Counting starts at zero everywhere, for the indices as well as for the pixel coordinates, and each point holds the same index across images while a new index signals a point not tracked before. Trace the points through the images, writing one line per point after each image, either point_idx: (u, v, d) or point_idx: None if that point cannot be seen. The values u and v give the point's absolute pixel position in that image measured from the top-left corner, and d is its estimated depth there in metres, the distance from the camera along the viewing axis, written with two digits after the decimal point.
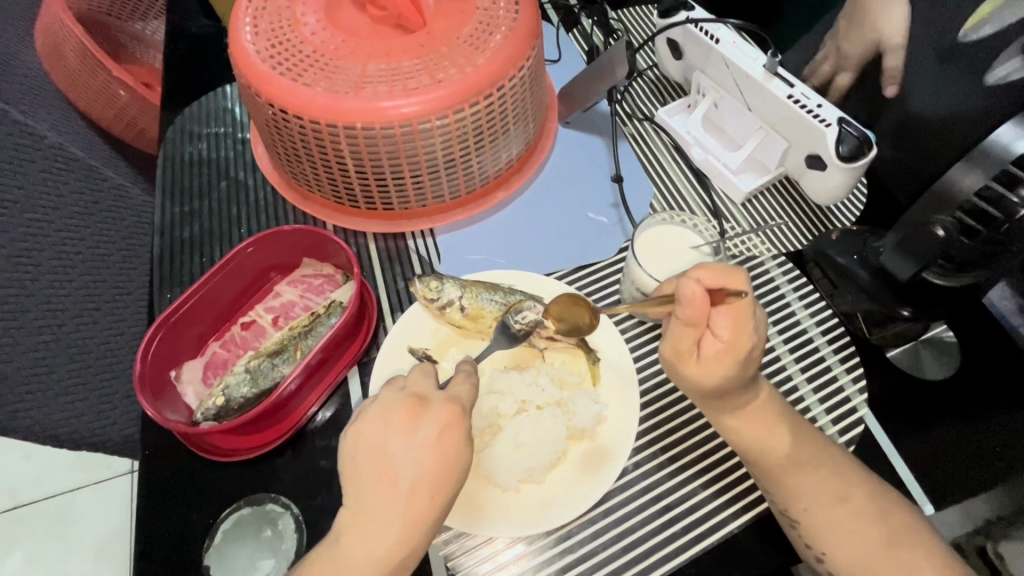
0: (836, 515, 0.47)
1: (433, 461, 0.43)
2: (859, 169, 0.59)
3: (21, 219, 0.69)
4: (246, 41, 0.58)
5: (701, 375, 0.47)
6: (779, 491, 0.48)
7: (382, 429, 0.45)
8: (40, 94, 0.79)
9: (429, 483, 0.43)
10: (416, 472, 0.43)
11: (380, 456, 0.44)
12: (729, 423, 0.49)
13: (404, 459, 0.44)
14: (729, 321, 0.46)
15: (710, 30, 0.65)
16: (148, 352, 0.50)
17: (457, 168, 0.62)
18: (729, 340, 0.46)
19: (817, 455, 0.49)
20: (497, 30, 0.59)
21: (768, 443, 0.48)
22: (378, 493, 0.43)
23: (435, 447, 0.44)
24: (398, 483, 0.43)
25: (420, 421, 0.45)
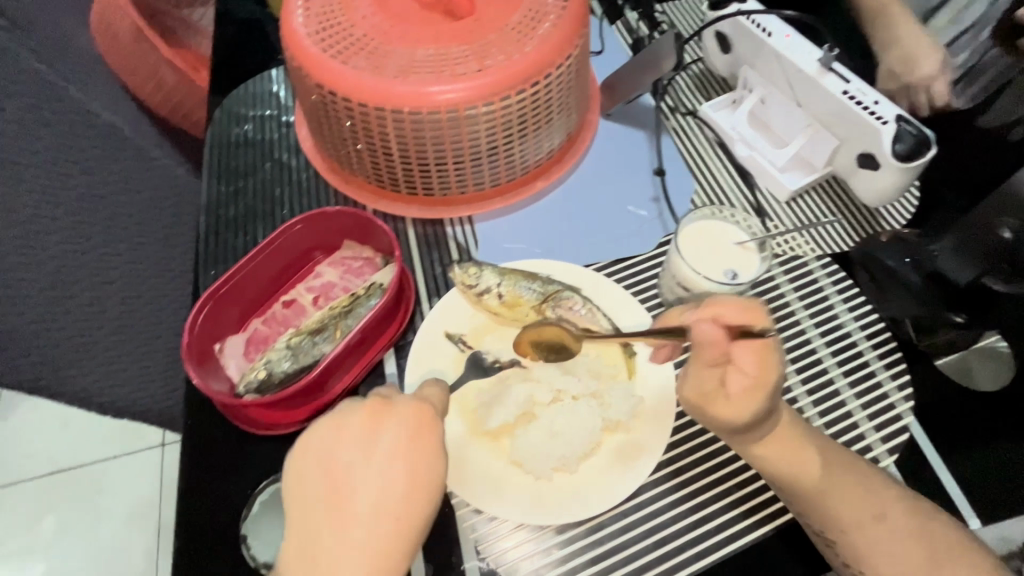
0: (876, 534, 0.46)
1: (396, 475, 0.41)
2: (916, 169, 0.57)
3: (75, 192, 0.72)
4: (298, 24, 0.58)
5: (730, 414, 0.44)
6: (814, 513, 0.46)
7: (332, 441, 0.42)
8: (95, 73, 0.82)
9: (388, 504, 0.40)
10: (376, 489, 0.41)
11: (334, 473, 0.42)
12: (759, 449, 0.47)
13: (360, 480, 0.41)
14: (753, 356, 0.44)
15: (763, 23, 0.64)
16: (195, 323, 0.52)
17: (499, 156, 0.62)
18: (756, 375, 0.44)
19: (850, 473, 0.47)
20: (546, 18, 0.58)
21: (800, 465, 0.46)
22: (331, 516, 0.40)
23: (399, 454, 0.42)
24: (353, 507, 0.40)
25: (380, 426, 0.42)
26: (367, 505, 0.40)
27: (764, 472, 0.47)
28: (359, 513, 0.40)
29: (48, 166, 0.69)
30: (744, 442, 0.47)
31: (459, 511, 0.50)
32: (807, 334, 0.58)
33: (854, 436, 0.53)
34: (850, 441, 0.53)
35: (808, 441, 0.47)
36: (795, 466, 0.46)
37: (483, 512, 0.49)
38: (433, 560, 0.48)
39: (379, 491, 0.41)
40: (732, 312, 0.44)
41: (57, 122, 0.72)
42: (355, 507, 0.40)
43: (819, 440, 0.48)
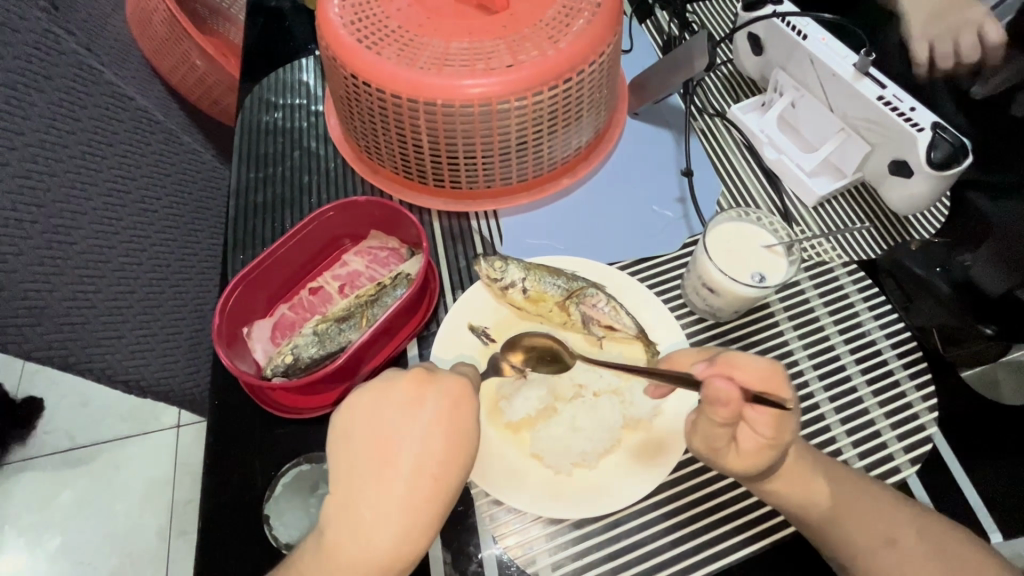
0: (894, 564, 0.45)
1: (440, 433, 0.42)
2: (950, 178, 0.56)
3: (108, 174, 0.73)
4: (334, 13, 0.59)
5: (740, 467, 0.45)
6: (826, 538, 0.46)
7: (378, 399, 0.43)
8: (129, 57, 0.83)
9: (434, 462, 0.41)
10: (419, 448, 0.41)
11: (379, 430, 0.42)
12: (768, 486, 0.46)
13: (407, 439, 0.42)
14: (768, 422, 0.43)
15: (798, 25, 0.63)
16: (226, 306, 0.53)
17: (528, 151, 0.62)
18: (770, 436, 0.43)
19: (863, 498, 0.47)
20: (580, 15, 0.58)
21: (809, 497, 0.46)
22: (373, 471, 0.41)
23: (444, 418, 0.42)
24: (399, 462, 0.41)
25: (425, 389, 0.43)
26: (411, 462, 0.41)
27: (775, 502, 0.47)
28: (401, 472, 0.41)
29: (83, 147, 0.70)
30: (753, 481, 0.47)
31: (478, 502, 0.50)
32: (831, 340, 0.58)
33: (876, 445, 0.53)
34: (872, 451, 0.53)
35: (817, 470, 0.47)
36: (802, 494, 0.46)
37: (503, 503, 0.50)
38: (452, 547, 0.49)
39: (422, 451, 0.41)
40: (751, 382, 0.42)
41: (92, 104, 0.73)
42: (399, 464, 0.41)
43: (830, 469, 0.48)
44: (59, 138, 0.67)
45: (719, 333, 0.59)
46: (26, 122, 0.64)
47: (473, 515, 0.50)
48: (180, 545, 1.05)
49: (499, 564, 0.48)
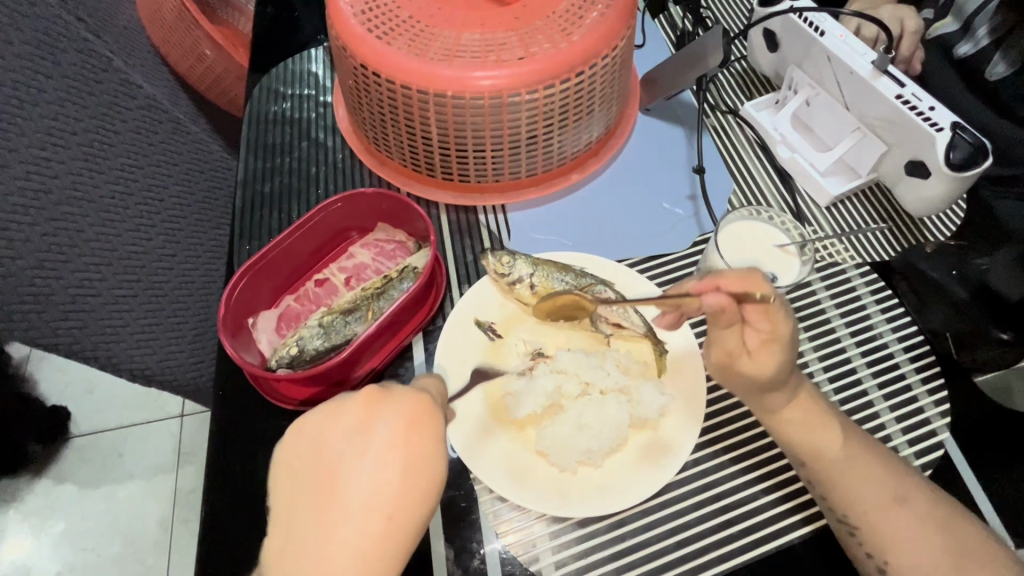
0: (897, 520, 0.45)
1: (390, 463, 0.39)
2: (969, 179, 0.55)
3: (116, 162, 0.73)
4: (344, 3, 0.58)
5: (756, 372, 0.45)
6: (838, 495, 0.46)
7: (327, 422, 0.42)
8: (138, 45, 0.82)
9: (383, 499, 0.39)
10: (366, 483, 0.39)
11: (325, 458, 0.41)
12: (781, 422, 0.47)
13: (354, 473, 0.39)
14: (760, 313, 0.45)
15: (815, 21, 0.62)
16: (231, 296, 0.53)
17: (537, 145, 0.61)
18: (769, 329, 0.45)
19: (872, 453, 0.47)
20: (593, 8, 0.58)
21: (818, 438, 0.46)
22: (316, 506, 0.39)
23: (393, 445, 0.40)
24: (344, 498, 0.39)
25: (376, 410, 0.41)
26: (357, 495, 0.39)
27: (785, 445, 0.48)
28: (347, 509, 0.38)
29: (91, 135, 0.70)
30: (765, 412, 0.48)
31: (481, 498, 0.50)
32: (842, 342, 0.57)
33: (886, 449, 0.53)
34: None
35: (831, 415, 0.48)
36: (814, 440, 0.46)
37: (507, 500, 0.49)
38: (455, 543, 0.49)
39: (369, 481, 0.39)
40: (735, 281, 0.44)
41: (101, 92, 0.73)
42: (343, 498, 0.39)
43: (843, 419, 0.48)
44: (68, 125, 0.67)
45: None
46: (35, 108, 0.64)
47: (476, 511, 0.50)
48: (183, 533, 1.06)
49: (501, 561, 0.48)
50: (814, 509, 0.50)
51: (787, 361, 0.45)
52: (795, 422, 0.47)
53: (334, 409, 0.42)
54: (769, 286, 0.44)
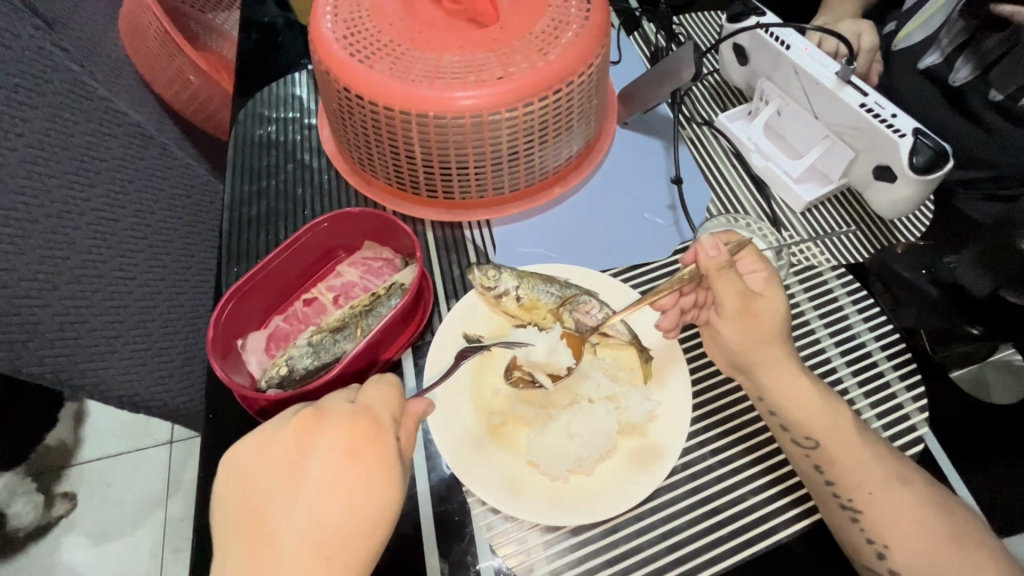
0: (898, 499, 0.47)
1: (325, 495, 0.42)
2: (933, 182, 0.57)
3: (102, 189, 0.73)
4: (326, 29, 0.60)
5: (773, 308, 0.50)
6: (843, 479, 0.48)
7: (260, 457, 0.44)
8: (121, 73, 0.83)
9: (320, 533, 0.41)
10: (304, 517, 0.41)
11: (255, 498, 0.42)
12: (790, 401, 0.49)
13: (290, 512, 0.41)
14: (752, 259, 0.53)
15: (781, 36, 0.65)
16: (220, 317, 0.53)
17: (519, 161, 0.63)
18: (764, 270, 0.52)
19: (866, 434, 0.49)
20: (569, 28, 0.60)
21: (812, 414, 0.49)
22: (247, 548, 0.41)
23: (329, 477, 0.42)
24: (280, 536, 0.41)
25: (309, 445, 0.43)
26: (298, 529, 0.41)
27: (796, 425, 0.49)
28: (286, 544, 0.41)
29: (77, 163, 0.70)
30: (772, 383, 0.50)
31: (475, 510, 0.50)
32: (822, 342, 0.59)
33: None
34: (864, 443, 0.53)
35: (822, 391, 0.50)
36: (824, 419, 0.49)
37: (501, 512, 0.50)
38: (449, 556, 0.49)
39: (305, 519, 0.41)
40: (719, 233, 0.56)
41: (87, 120, 0.73)
42: (280, 534, 0.41)
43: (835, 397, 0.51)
44: (53, 153, 0.68)
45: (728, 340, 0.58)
46: (20, 138, 0.64)
47: (470, 524, 0.50)
48: (175, 563, 1.04)
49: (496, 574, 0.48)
50: (804, 507, 0.51)
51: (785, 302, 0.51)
52: (797, 400, 0.49)
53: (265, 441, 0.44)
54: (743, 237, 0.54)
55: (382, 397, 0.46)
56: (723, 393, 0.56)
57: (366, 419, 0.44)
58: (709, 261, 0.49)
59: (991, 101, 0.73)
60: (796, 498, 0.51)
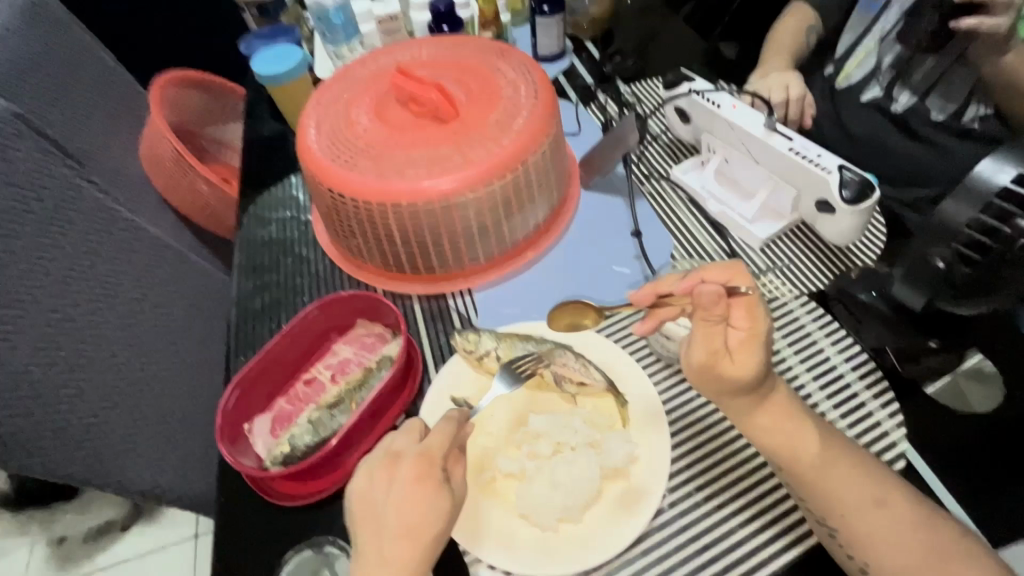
0: (879, 522, 0.48)
1: (394, 516, 0.47)
2: (866, 211, 0.63)
3: (126, 298, 0.81)
4: (312, 141, 0.69)
5: (738, 371, 0.49)
6: (822, 502, 0.49)
7: (368, 466, 0.50)
8: (141, 194, 0.94)
9: (412, 524, 0.47)
10: (399, 513, 0.47)
11: (364, 497, 0.49)
12: (761, 425, 0.51)
13: (389, 507, 0.48)
14: (742, 312, 0.51)
15: (712, 97, 0.73)
16: (227, 405, 0.58)
17: (490, 233, 0.70)
18: (748, 327, 0.50)
19: (850, 459, 0.50)
20: (520, 113, 0.68)
21: (796, 445, 0.50)
22: (364, 530, 0.48)
23: (418, 486, 0.48)
24: (385, 526, 0.47)
25: (403, 457, 0.49)
26: (392, 522, 0.47)
27: (768, 452, 0.51)
28: (388, 533, 0.47)
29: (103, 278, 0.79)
30: (746, 416, 0.51)
31: (473, 569, 0.52)
32: (794, 369, 0.61)
33: None
34: None
35: (804, 419, 0.52)
36: (796, 444, 0.50)
37: (495, 567, 0.51)
38: None
39: (399, 514, 0.47)
40: (718, 272, 0.52)
41: (111, 239, 0.82)
42: (384, 525, 0.47)
43: (820, 426, 0.52)
44: (83, 272, 0.76)
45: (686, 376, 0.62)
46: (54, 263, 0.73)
47: None
48: None
49: None
50: (792, 535, 0.51)
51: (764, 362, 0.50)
52: (769, 429, 0.51)
53: (372, 453, 0.50)
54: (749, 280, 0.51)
55: (439, 436, 0.50)
56: (702, 428, 0.58)
57: (444, 441, 0.50)
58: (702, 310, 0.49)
59: (935, 122, 0.79)
60: (783, 526, 0.52)
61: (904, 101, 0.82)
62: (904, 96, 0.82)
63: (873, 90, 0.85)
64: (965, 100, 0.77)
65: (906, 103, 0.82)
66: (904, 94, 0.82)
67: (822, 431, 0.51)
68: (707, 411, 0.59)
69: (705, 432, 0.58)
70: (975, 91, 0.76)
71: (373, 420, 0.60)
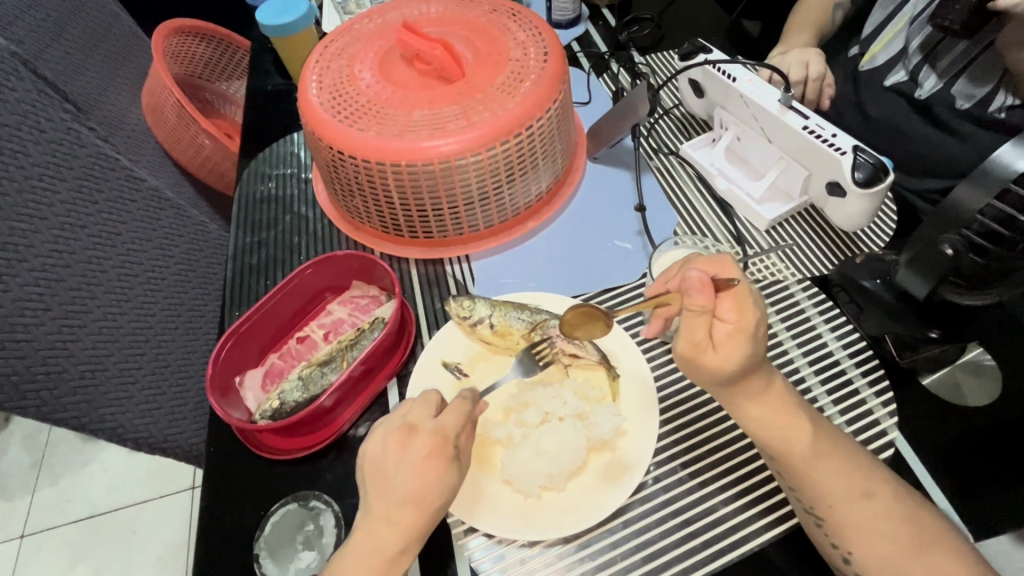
0: (861, 512, 0.48)
1: (401, 486, 0.47)
2: (879, 194, 0.60)
3: (122, 248, 0.81)
4: (312, 95, 0.67)
5: (719, 363, 0.47)
6: (807, 488, 0.48)
7: (384, 438, 0.49)
8: (142, 145, 0.93)
9: (416, 496, 0.47)
10: (404, 485, 0.47)
11: (375, 465, 0.48)
12: (751, 411, 0.50)
13: (396, 477, 0.47)
14: (732, 303, 0.47)
15: (728, 70, 0.70)
16: (218, 357, 0.58)
17: (490, 200, 0.68)
18: (736, 321, 0.47)
19: (839, 449, 0.50)
20: (527, 77, 0.66)
21: (791, 434, 0.49)
22: (370, 497, 0.48)
23: (423, 462, 0.47)
24: (390, 495, 0.47)
25: (414, 433, 0.49)
26: (397, 492, 0.47)
27: (757, 437, 0.50)
28: (392, 502, 0.47)
29: (100, 226, 0.78)
30: (735, 401, 0.50)
31: (455, 529, 0.53)
32: (790, 353, 0.61)
33: None
34: None
35: (798, 407, 0.50)
36: (786, 431, 0.49)
37: (477, 529, 0.52)
38: None
39: (404, 486, 0.47)
40: (708, 265, 0.51)
41: (110, 188, 0.82)
42: (389, 494, 0.47)
43: (810, 413, 0.51)
44: (79, 220, 0.75)
45: None
46: (50, 209, 0.72)
47: (451, 543, 0.53)
48: None
49: None
50: (774, 514, 0.52)
51: (750, 355, 0.47)
52: (760, 415, 0.49)
53: (388, 425, 0.50)
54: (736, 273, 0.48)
55: (455, 415, 0.49)
56: (691, 406, 0.58)
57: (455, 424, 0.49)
58: (690, 299, 0.46)
59: (960, 110, 0.76)
60: (766, 505, 0.52)
61: (930, 86, 0.78)
62: (932, 79, 0.78)
63: (897, 73, 0.82)
64: (994, 87, 0.73)
65: (931, 88, 0.78)
66: (931, 77, 0.78)
67: (813, 419, 0.50)
68: (696, 389, 0.58)
69: (694, 409, 0.58)
70: (1005, 77, 0.72)
71: (363, 380, 0.60)
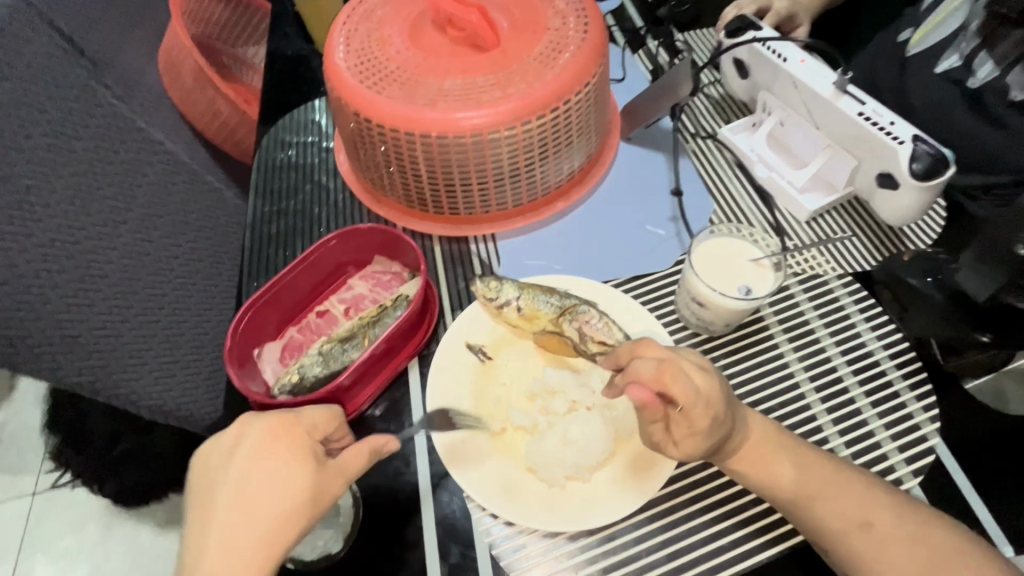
0: (863, 542, 0.46)
1: (231, 484, 0.45)
2: (935, 188, 0.57)
3: (138, 213, 0.79)
4: (338, 59, 0.64)
5: (683, 456, 0.47)
6: (803, 525, 0.47)
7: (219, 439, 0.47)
8: (158, 107, 0.90)
9: (244, 494, 0.44)
10: (232, 481, 0.45)
11: (205, 471, 0.46)
12: (731, 466, 0.48)
13: (225, 478, 0.45)
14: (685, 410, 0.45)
15: (778, 48, 0.66)
16: (238, 328, 0.57)
17: (521, 178, 0.66)
18: (693, 423, 0.45)
19: (828, 479, 0.47)
20: (566, 48, 0.62)
21: (773, 475, 0.47)
22: (202, 510, 0.45)
23: (253, 453, 0.45)
24: (216, 499, 0.44)
25: (245, 426, 0.47)
26: (225, 492, 0.44)
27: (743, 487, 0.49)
28: (220, 504, 0.44)
29: (116, 189, 0.76)
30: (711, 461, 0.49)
31: (475, 514, 0.51)
32: (826, 350, 0.58)
33: (877, 458, 0.53)
34: (870, 459, 0.52)
35: (777, 449, 0.48)
36: (767, 480, 0.47)
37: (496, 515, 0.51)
38: (450, 560, 0.50)
39: (234, 482, 0.45)
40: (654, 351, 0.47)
41: (125, 150, 0.80)
42: (216, 497, 0.45)
43: (795, 447, 0.49)
44: (95, 182, 0.73)
45: (714, 345, 0.59)
46: (65, 168, 0.70)
47: (471, 526, 0.51)
48: None
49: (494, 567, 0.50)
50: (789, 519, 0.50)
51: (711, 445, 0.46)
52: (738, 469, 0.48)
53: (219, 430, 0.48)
54: (681, 378, 0.44)
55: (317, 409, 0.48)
56: None
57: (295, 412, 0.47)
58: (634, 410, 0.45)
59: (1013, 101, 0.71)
60: None
61: (985, 73, 0.73)
62: (987, 65, 0.72)
63: (950, 57, 0.76)
64: None
65: (986, 76, 0.73)
66: (986, 62, 0.72)
67: (796, 452, 0.48)
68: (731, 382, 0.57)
69: None
70: None
71: (384, 359, 0.58)
